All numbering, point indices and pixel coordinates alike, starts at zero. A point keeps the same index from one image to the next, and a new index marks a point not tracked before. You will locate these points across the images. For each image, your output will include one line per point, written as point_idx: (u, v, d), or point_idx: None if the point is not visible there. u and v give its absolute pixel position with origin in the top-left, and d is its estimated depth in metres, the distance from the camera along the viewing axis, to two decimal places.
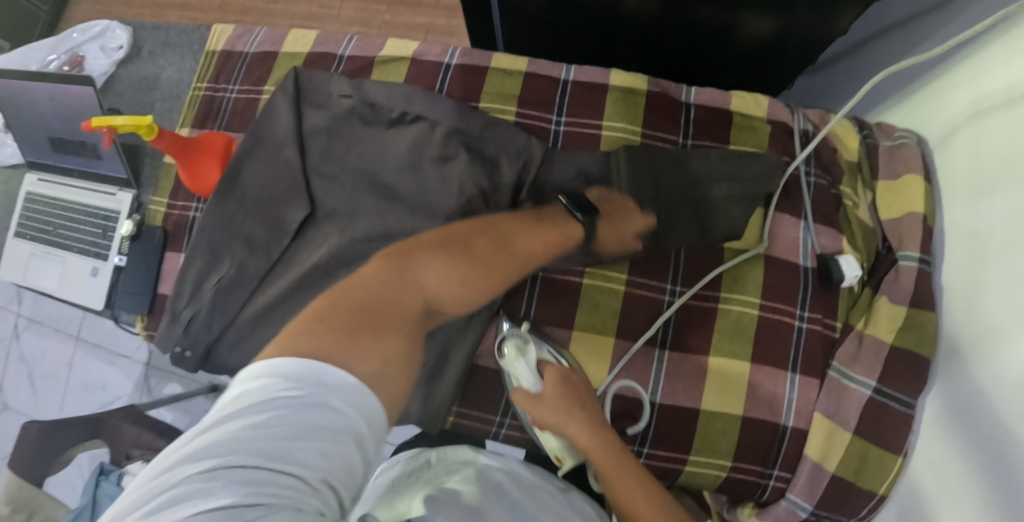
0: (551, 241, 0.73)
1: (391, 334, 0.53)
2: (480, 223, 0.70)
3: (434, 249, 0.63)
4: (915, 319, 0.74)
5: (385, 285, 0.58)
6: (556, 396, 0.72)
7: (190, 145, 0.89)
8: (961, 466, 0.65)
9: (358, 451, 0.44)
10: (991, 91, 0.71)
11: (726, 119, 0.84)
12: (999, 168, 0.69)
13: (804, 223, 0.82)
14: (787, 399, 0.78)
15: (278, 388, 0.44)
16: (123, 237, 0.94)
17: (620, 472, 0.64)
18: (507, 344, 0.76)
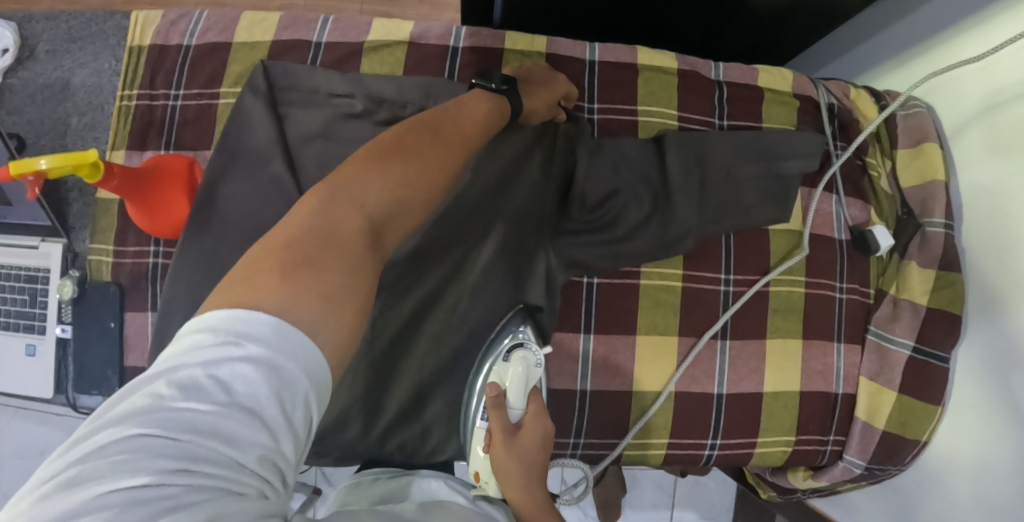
0: (487, 111, 0.66)
1: (329, 260, 0.47)
2: (421, 127, 0.60)
3: (388, 161, 0.55)
4: (945, 279, 0.78)
5: (308, 219, 0.49)
6: (532, 440, 0.68)
7: (145, 180, 0.71)
8: (1006, 415, 0.71)
9: (298, 420, 0.41)
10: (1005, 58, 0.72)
11: (759, 95, 0.82)
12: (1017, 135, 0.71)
13: (837, 197, 0.83)
14: (837, 367, 0.82)
15: (209, 346, 0.40)
16: (64, 302, 0.78)
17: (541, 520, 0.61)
18: (518, 352, 0.74)
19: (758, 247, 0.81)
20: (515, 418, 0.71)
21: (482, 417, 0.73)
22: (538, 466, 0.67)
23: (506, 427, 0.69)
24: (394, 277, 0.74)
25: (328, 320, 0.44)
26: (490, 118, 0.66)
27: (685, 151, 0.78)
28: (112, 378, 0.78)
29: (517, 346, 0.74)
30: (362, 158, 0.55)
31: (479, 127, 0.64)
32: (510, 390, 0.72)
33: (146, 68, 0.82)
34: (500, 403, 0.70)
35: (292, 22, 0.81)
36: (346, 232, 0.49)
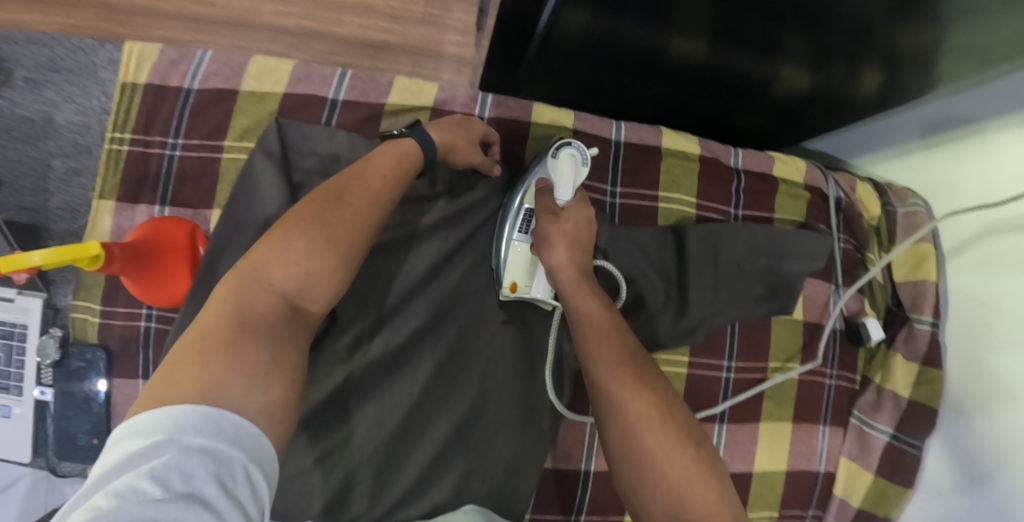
0: (400, 163, 0.64)
1: (248, 340, 0.48)
2: (336, 188, 0.60)
3: (288, 235, 0.55)
4: (927, 375, 0.83)
5: (222, 306, 0.50)
6: (575, 221, 0.72)
7: (150, 256, 0.68)
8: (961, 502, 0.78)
9: (241, 492, 0.42)
10: (1002, 175, 0.76)
11: (774, 187, 0.85)
12: (1005, 250, 0.76)
13: (834, 286, 0.86)
14: (821, 448, 0.86)
15: (140, 450, 0.41)
16: (44, 364, 0.73)
17: (611, 359, 0.58)
18: (568, 149, 0.75)
19: (760, 337, 0.84)
20: (562, 204, 0.74)
21: (521, 227, 0.75)
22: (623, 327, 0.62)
23: (552, 212, 0.72)
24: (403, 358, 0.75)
25: (254, 398, 0.46)
26: (404, 167, 0.64)
27: (703, 243, 0.81)
28: (97, 448, 0.74)
29: (564, 146, 0.75)
30: (270, 237, 0.55)
31: (389, 177, 0.63)
32: (558, 183, 0.74)
33: (141, 111, 0.75)
34: (548, 191, 0.74)
35: (307, 74, 0.77)
36: (260, 313, 0.51)
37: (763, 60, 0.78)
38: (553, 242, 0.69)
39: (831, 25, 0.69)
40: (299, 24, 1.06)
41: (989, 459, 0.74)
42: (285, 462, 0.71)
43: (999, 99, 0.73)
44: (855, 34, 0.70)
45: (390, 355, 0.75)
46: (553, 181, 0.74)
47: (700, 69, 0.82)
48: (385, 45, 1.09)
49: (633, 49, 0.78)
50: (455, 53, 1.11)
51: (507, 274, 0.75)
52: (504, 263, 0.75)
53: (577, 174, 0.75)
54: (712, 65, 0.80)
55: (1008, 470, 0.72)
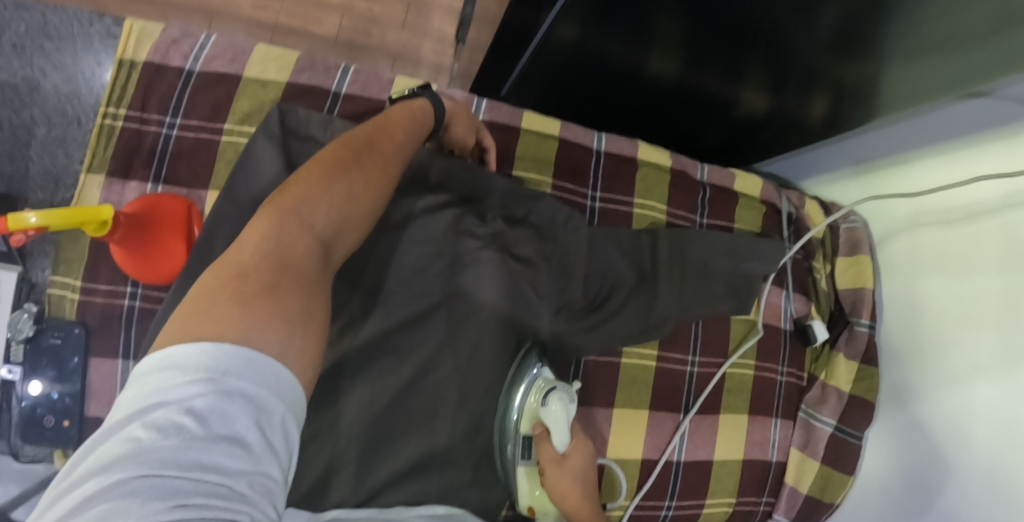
0: (413, 120, 0.65)
1: (289, 284, 0.45)
2: (366, 134, 0.58)
3: (330, 177, 0.51)
4: (865, 371, 0.93)
5: (260, 241, 0.46)
6: (577, 468, 0.79)
7: (153, 229, 0.68)
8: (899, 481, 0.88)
9: (277, 442, 0.41)
10: (926, 198, 0.87)
11: (734, 199, 0.94)
12: (930, 261, 0.87)
13: (786, 291, 0.95)
14: (773, 439, 0.94)
15: (179, 385, 0.39)
16: (15, 341, 0.69)
17: None
18: (554, 394, 0.76)
19: (720, 331, 0.91)
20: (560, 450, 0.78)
21: (523, 454, 0.78)
22: (589, 480, 0.79)
23: (556, 458, 0.78)
24: (394, 343, 0.76)
25: (295, 346, 0.44)
26: (416, 123, 0.66)
27: (672, 244, 0.87)
28: (66, 431, 0.70)
29: (551, 389, 0.76)
30: (306, 176, 0.51)
31: (407, 129, 0.64)
32: (555, 428, 0.76)
33: (138, 88, 0.74)
34: (546, 437, 0.78)
35: (310, 64, 0.79)
36: (301, 257, 0.47)
37: (728, 83, 0.88)
38: (565, 488, 0.77)
39: (786, 58, 0.80)
40: (277, 20, 1.10)
41: (923, 450, 0.85)
42: None
43: (930, 130, 0.85)
44: (805, 69, 0.80)
45: (381, 337, 0.75)
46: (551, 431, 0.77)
47: (675, 85, 0.90)
48: (364, 47, 1.14)
49: (615, 66, 0.86)
50: (432, 60, 1.17)
51: (524, 499, 0.78)
52: (523, 492, 0.78)
53: (568, 416, 0.77)
54: (684, 86, 0.89)
55: (942, 448, 0.83)
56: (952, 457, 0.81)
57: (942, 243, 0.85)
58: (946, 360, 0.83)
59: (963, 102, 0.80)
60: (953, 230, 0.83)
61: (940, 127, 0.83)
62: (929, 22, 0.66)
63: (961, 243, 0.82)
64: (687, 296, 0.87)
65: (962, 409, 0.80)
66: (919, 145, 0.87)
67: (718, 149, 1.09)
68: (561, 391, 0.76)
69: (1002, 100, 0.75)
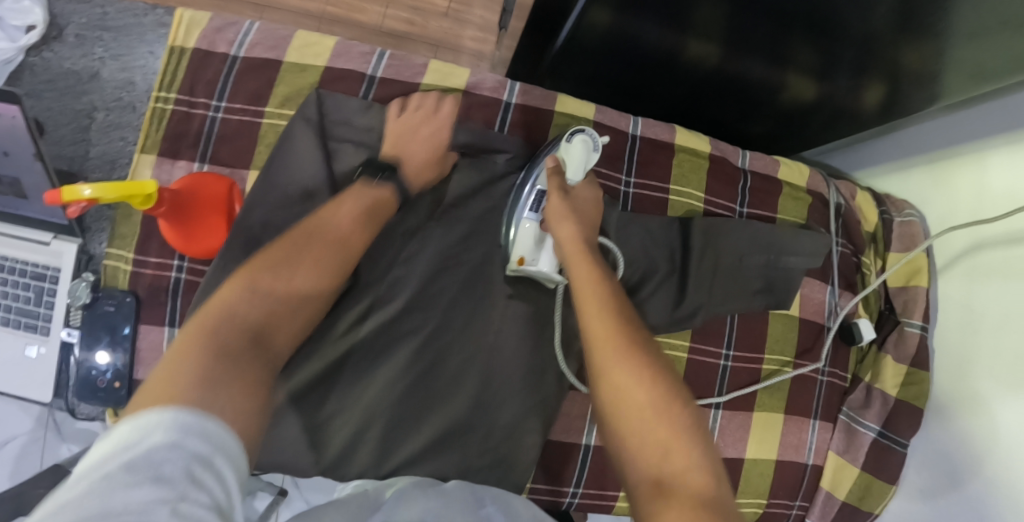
0: (357, 218, 0.70)
1: (215, 353, 0.50)
2: (305, 233, 0.66)
3: (257, 274, 0.60)
4: (914, 376, 0.87)
5: (195, 329, 0.53)
6: (579, 203, 0.76)
7: (192, 208, 0.71)
8: (937, 495, 0.83)
9: (208, 478, 0.40)
10: (992, 194, 0.79)
11: (778, 189, 0.89)
12: (993, 264, 0.79)
13: (830, 287, 0.90)
14: (810, 442, 0.90)
15: (106, 451, 0.40)
16: (75, 307, 0.76)
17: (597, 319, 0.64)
18: (581, 135, 0.76)
19: (756, 329, 0.87)
20: (570, 184, 0.76)
21: (533, 204, 0.76)
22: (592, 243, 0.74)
23: (563, 194, 0.75)
24: (420, 321, 0.78)
25: (221, 397, 0.46)
26: (370, 213, 0.71)
27: (704, 235, 0.84)
28: (116, 392, 0.76)
29: (578, 135, 0.77)
30: (239, 276, 0.60)
31: (354, 223, 0.69)
32: (569, 163, 0.76)
33: (186, 73, 0.78)
34: (559, 173, 0.76)
35: (347, 50, 0.80)
36: (230, 331, 0.53)
37: (773, 68, 0.84)
38: (555, 219, 0.74)
39: (841, 36, 0.74)
40: (323, 10, 1.13)
41: (965, 464, 0.79)
42: (287, 420, 0.73)
43: (1000, 118, 0.77)
44: (860, 47, 0.75)
45: (400, 319, 0.77)
46: (564, 162, 0.76)
47: (715, 70, 0.86)
48: (407, 35, 1.16)
49: (652, 50, 0.83)
50: (473, 48, 1.18)
51: (517, 248, 0.77)
52: (517, 234, 0.76)
53: (586, 162, 0.76)
54: (725, 71, 0.86)
55: (984, 466, 0.76)
56: (998, 485, 0.74)
57: (1007, 246, 0.77)
58: (1006, 375, 0.76)
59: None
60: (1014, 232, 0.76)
61: (1008, 116, 0.75)
62: None
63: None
64: (721, 291, 0.84)
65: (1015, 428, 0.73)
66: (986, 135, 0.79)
67: (763, 139, 1.04)
68: (592, 148, 0.77)
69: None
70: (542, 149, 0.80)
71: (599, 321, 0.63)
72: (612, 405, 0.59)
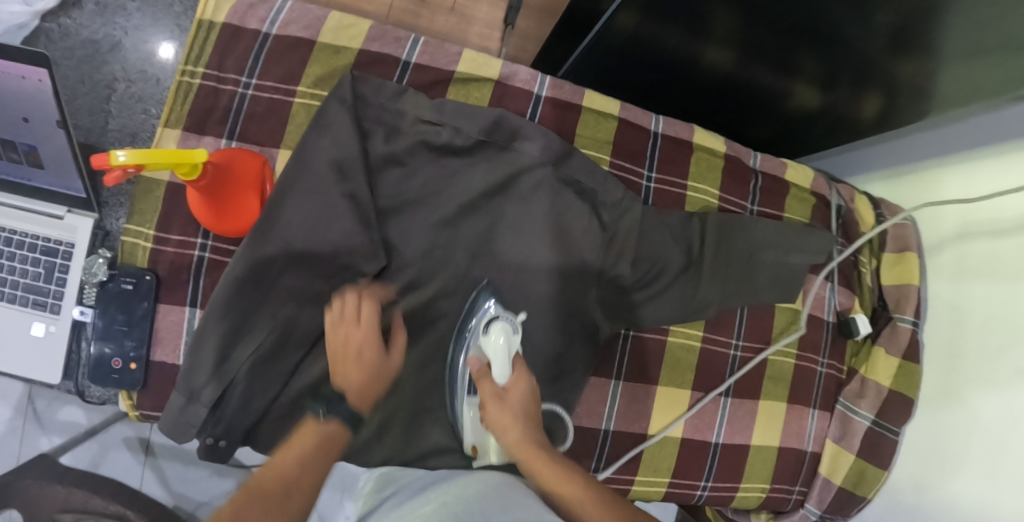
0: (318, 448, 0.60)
1: None
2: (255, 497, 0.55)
3: None
4: (906, 368, 0.93)
5: None
6: (518, 404, 0.68)
7: (220, 180, 0.69)
8: (929, 479, 0.90)
9: None
10: (981, 204, 0.86)
11: (784, 188, 0.93)
12: (980, 265, 0.87)
13: (831, 284, 0.95)
14: (809, 430, 0.95)
15: None
16: (92, 284, 0.74)
17: (542, 470, 0.60)
18: (497, 324, 0.74)
19: (763, 322, 0.91)
20: (501, 383, 0.70)
21: (468, 392, 0.76)
22: (534, 418, 0.68)
23: (495, 394, 0.68)
24: (449, 306, 0.79)
25: None
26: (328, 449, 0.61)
27: (719, 231, 0.87)
28: (133, 374, 0.74)
29: (494, 320, 0.75)
30: None
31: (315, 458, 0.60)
32: (494, 361, 0.72)
33: (216, 49, 0.76)
34: (485, 373, 0.71)
35: (382, 34, 0.80)
36: None
37: (781, 78, 0.88)
38: (501, 423, 0.66)
39: (846, 50, 0.78)
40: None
41: (956, 451, 0.87)
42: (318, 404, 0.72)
43: (989, 130, 0.84)
44: (862, 64, 0.80)
45: (425, 305, 0.78)
46: (490, 362, 0.72)
47: (726, 76, 0.90)
48: (413, 28, 1.16)
49: (669, 55, 0.86)
50: (478, 43, 1.19)
51: (469, 436, 0.76)
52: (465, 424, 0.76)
53: (509, 351, 0.72)
54: (736, 77, 0.90)
55: (975, 452, 0.84)
56: (987, 468, 0.82)
57: (992, 250, 0.85)
58: (992, 367, 0.84)
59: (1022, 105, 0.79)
60: (1002, 237, 0.83)
61: (998, 129, 0.82)
62: (1008, 17, 0.66)
63: (1013, 251, 0.81)
64: (733, 284, 0.88)
65: (1003, 416, 0.81)
66: (977, 147, 0.86)
67: (766, 143, 1.09)
68: (506, 326, 0.74)
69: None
70: (463, 323, 0.78)
71: (567, 489, 0.57)
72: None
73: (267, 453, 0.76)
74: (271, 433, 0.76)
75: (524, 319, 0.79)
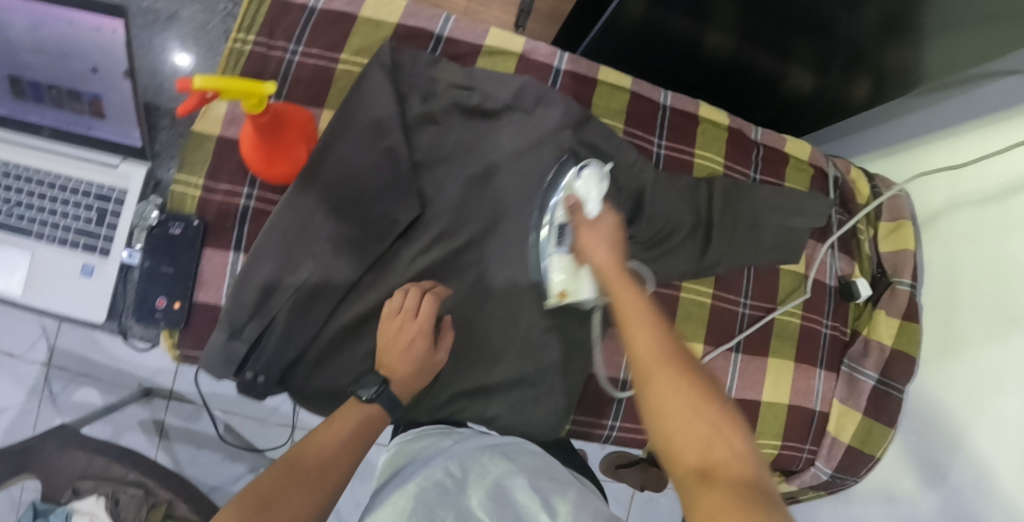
0: (353, 428, 0.69)
1: None
2: (292, 468, 0.62)
3: (247, 500, 0.58)
4: (906, 328, 0.98)
5: None
6: (609, 232, 0.69)
7: (281, 126, 0.74)
8: (933, 435, 0.93)
9: None
10: (966, 172, 0.93)
11: (784, 159, 1.01)
12: (970, 229, 0.92)
13: (831, 250, 1.01)
14: (817, 389, 0.99)
15: None
16: (141, 228, 0.78)
17: (630, 307, 0.59)
18: (588, 168, 0.81)
19: (769, 282, 0.97)
20: (594, 210, 0.76)
21: (559, 234, 0.78)
22: (621, 245, 0.69)
23: (589, 222, 0.70)
24: (478, 256, 0.84)
25: None
26: (366, 430, 0.70)
27: (726, 194, 0.93)
28: (177, 313, 0.77)
29: (585, 167, 0.82)
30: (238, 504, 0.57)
31: (353, 440, 0.68)
32: (587, 197, 0.78)
33: (266, 20, 0.83)
34: (579, 205, 0.75)
35: (418, 11, 0.87)
36: None
37: (778, 62, 0.97)
38: (591, 247, 0.68)
39: (836, 35, 0.89)
40: None
41: (956, 406, 0.90)
42: None
43: (972, 104, 0.91)
44: (852, 43, 0.89)
45: (456, 253, 0.83)
46: (585, 198, 0.78)
47: (729, 58, 0.99)
48: None
49: (675, 39, 0.96)
50: None
51: (556, 284, 0.78)
52: (554, 277, 0.77)
53: (603, 184, 0.80)
54: (737, 60, 0.99)
55: (972, 404, 0.87)
56: (988, 414, 0.84)
57: (977, 213, 0.91)
58: (985, 322, 0.88)
59: (997, 81, 0.88)
60: (985, 200, 0.89)
61: (979, 102, 0.90)
62: None
63: (997, 208, 0.87)
64: (743, 243, 0.93)
65: (999, 363, 0.84)
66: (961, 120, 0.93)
67: (768, 123, 1.18)
68: (593, 166, 0.82)
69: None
70: (549, 183, 0.83)
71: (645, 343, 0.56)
72: (662, 438, 0.52)
73: (304, 390, 0.80)
74: (311, 370, 0.80)
75: (608, 172, 0.85)
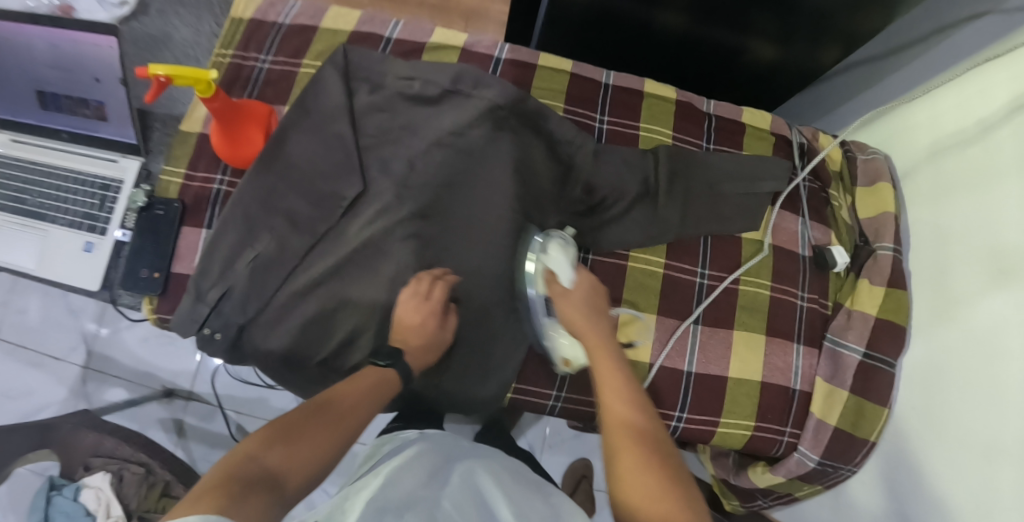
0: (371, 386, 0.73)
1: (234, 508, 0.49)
2: (313, 407, 0.66)
3: (273, 431, 0.61)
4: (891, 296, 0.90)
5: (209, 476, 0.54)
6: (583, 300, 0.85)
7: (234, 111, 0.86)
8: (935, 409, 0.82)
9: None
10: (948, 122, 0.87)
11: (740, 129, 0.99)
12: (955, 181, 0.85)
13: (802, 219, 0.97)
14: (796, 367, 0.92)
15: None
16: (133, 210, 0.90)
17: (609, 384, 0.75)
18: (553, 243, 0.87)
19: (729, 252, 0.94)
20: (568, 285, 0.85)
21: (547, 313, 0.89)
22: (601, 316, 0.84)
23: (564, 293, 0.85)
24: (419, 227, 0.89)
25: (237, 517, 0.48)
26: (381, 388, 0.74)
27: (672, 161, 0.93)
28: (156, 281, 0.88)
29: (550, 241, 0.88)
30: (259, 436, 0.60)
31: (371, 389, 0.73)
32: (557, 270, 0.85)
33: (243, 37, 0.97)
34: (554, 279, 0.86)
35: (371, 19, 0.99)
36: (241, 484, 0.53)
37: (732, 33, 0.98)
38: (575, 323, 0.83)
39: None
40: None
41: (957, 371, 0.80)
42: None
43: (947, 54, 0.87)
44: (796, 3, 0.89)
45: (397, 224, 0.89)
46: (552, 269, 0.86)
47: (682, 35, 1.01)
48: None
49: (625, 20, 0.99)
50: None
51: (559, 353, 0.89)
52: (559, 345, 0.87)
53: (569, 259, 0.86)
54: (691, 36, 1.00)
55: (974, 366, 0.77)
56: (989, 379, 0.75)
57: (961, 164, 0.84)
58: (977, 274, 0.80)
59: (968, 26, 0.84)
60: (968, 145, 0.83)
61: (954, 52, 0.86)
62: None
63: (981, 154, 0.81)
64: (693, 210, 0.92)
65: (997, 319, 0.75)
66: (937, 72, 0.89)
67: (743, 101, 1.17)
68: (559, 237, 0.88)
69: (1003, 15, 0.79)
70: (523, 244, 0.89)
71: (621, 410, 0.72)
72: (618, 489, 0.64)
73: (257, 350, 0.87)
74: (265, 330, 0.87)
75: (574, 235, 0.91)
